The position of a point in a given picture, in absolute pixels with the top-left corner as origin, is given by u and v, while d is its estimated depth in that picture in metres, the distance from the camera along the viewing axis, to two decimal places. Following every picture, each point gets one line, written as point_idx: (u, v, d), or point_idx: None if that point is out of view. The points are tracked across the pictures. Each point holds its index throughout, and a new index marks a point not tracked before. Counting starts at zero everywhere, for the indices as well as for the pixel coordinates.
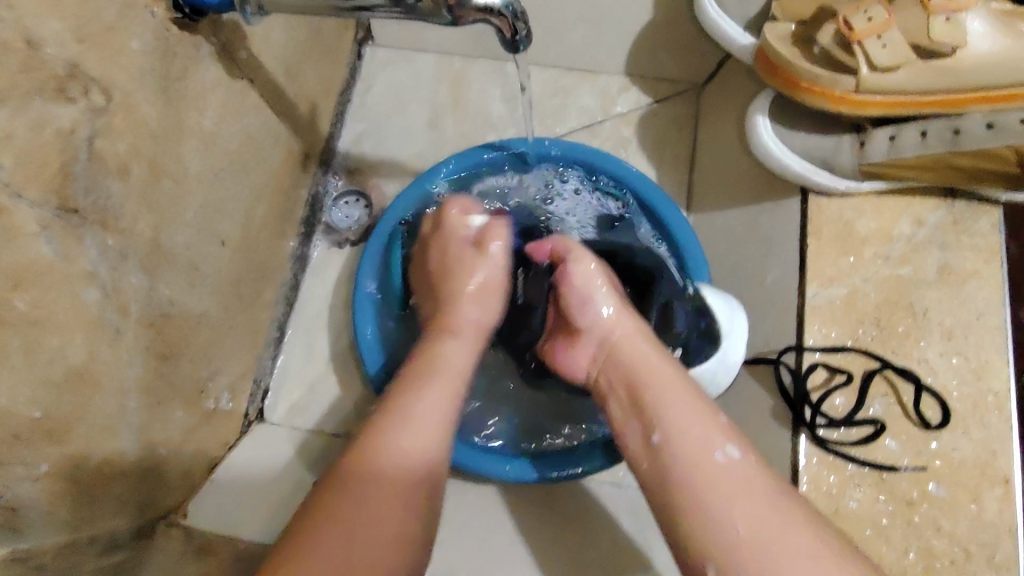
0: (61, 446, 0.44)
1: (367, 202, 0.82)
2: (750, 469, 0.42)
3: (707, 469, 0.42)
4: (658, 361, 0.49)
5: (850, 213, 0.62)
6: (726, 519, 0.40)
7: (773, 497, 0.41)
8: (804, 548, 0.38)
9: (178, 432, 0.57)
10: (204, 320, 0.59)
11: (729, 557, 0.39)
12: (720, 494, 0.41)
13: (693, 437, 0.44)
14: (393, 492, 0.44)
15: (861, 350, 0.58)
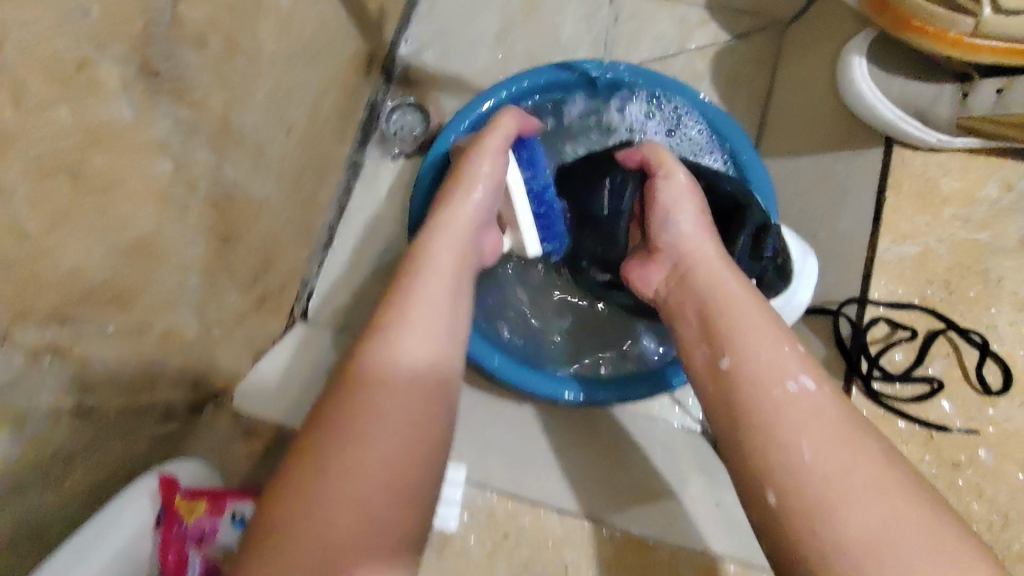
0: (130, 309, 0.43)
1: (425, 114, 0.79)
2: (823, 400, 0.41)
3: (777, 394, 0.41)
4: (734, 285, 0.48)
5: (933, 171, 0.59)
6: (791, 443, 0.39)
7: (843, 430, 0.39)
8: (871, 481, 0.37)
9: (233, 315, 0.58)
10: (265, 207, 0.59)
11: (793, 484, 0.38)
12: (793, 420, 0.40)
13: (766, 360, 0.43)
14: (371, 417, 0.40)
15: (927, 308, 0.56)
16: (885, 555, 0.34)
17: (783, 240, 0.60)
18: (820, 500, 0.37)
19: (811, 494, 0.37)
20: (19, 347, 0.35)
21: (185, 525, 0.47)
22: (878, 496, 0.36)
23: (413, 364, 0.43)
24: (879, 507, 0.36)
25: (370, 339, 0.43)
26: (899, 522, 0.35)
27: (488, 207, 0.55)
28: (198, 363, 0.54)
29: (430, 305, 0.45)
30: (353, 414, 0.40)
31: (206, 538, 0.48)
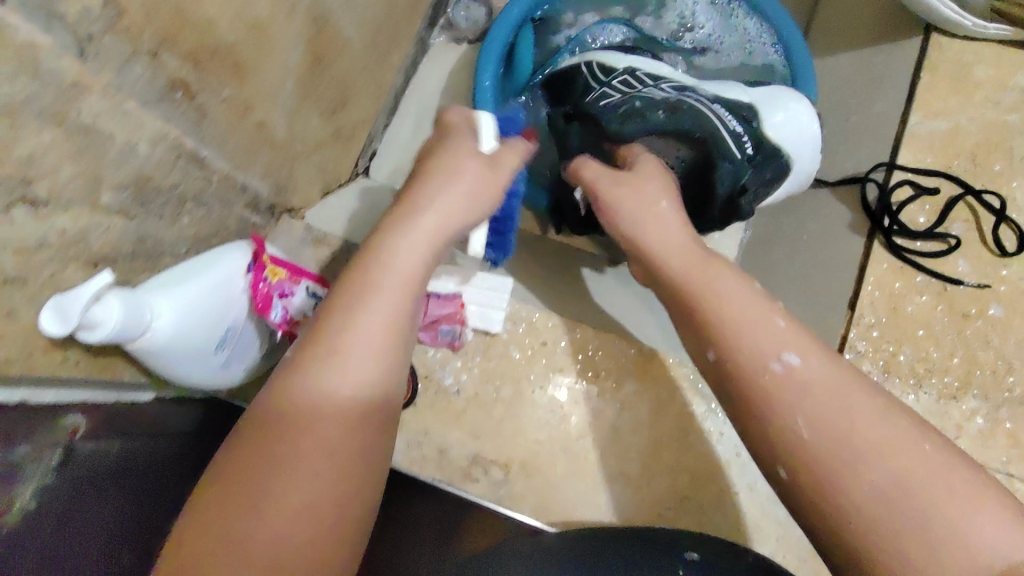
0: (238, 83, 0.49)
1: (487, 6, 0.85)
2: (810, 375, 0.40)
3: (767, 380, 0.41)
4: (717, 280, 0.46)
5: (969, 57, 0.63)
6: (788, 424, 0.39)
7: (831, 386, 0.40)
8: (875, 448, 0.37)
9: (311, 141, 0.63)
10: (348, 47, 0.64)
11: (801, 459, 0.39)
12: (806, 398, 0.40)
13: (749, 348, 0.42)
14: (318, 454, 0.36)
15: (951, 176, 0.60)
16: (898, 500, 0.36)
17: (775, 148, 0.56)
18: (827, 460, 0.38)
19: (815, 462, 0.38)
20: (163, 71, 0.41)
21: (269, 280, 0.52)
22: (879, 454, 0.37)
23: (351, 400, 0.38)
24: (882, 456, 0.37)
25: (291, 374, 0.38)
26: (900, 475, 0.36)
27: (476, 199, 0.47)
28: (281, 171, 0.60)
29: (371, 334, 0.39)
30: (304, 443, 0.36)
31: (287, 297, 0.53)
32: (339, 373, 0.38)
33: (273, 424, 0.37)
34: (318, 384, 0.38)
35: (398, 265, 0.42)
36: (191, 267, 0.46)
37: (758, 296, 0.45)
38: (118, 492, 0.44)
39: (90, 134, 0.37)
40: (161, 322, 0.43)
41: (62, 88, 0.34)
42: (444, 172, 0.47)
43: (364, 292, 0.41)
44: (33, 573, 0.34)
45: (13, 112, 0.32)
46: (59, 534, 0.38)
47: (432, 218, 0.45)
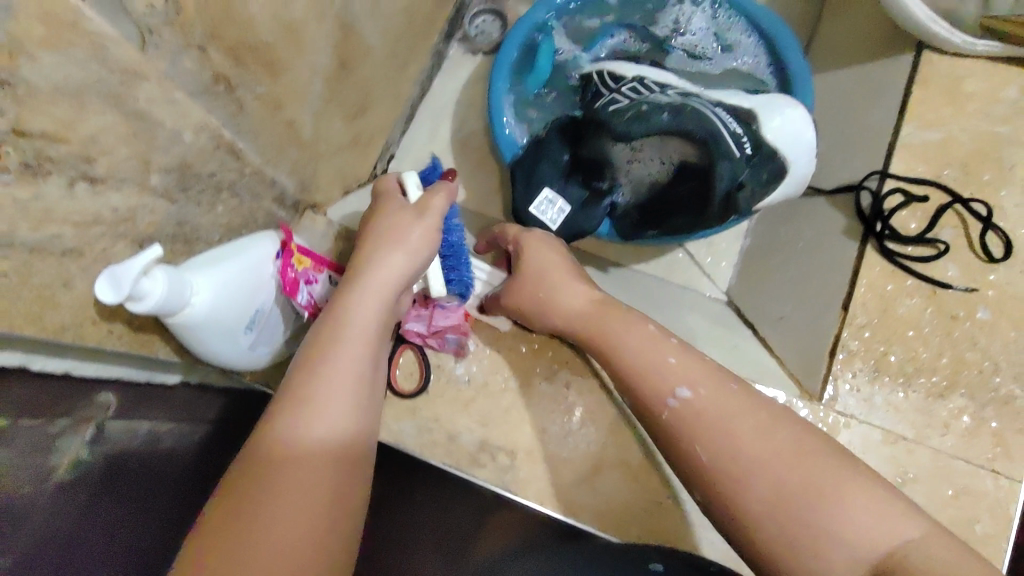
0: (269, 81, 0.52)
1: (503, 21, 0.90)
2: (703, 403, 0.48)
3: (666, 416, 0.49)
4: (630, 332, 0.55)
5: (960, 72, 0.66)
6: (692, 452, 0.47)
7: (724, 409, 0.47)
8: (773, 458, 0.43)
9: (334, 142, 0.67)
10: (371, 55, 0.68)
11: (724, 483, 0.44)
12: (714, 431, 0.46)
13: (636, 354, 0.53)
14: (309, 476, 0.40)
15: (941, 185, 0.63)
16: (787, 510, 0.41)
17: (774, 150, 0.59)
18: (732, 477, 0.44)
19: (720, 483, 0.44)
20: (209, 65, 0.45)
21: (296, 267, 0.56)
22: (778, 468, 0.43)
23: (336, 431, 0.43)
24: (786, 476, 0.42)
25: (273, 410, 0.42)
26: (798, 491, 0.41)
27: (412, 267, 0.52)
28: (306, 168, 0.63)
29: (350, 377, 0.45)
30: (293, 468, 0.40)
31: (311, 284, 0.57)
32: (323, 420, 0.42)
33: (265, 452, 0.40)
34: (305, 414, 0.42)
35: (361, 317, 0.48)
36: (225, 251, 0.50)
37: (653, 334, 0.54)
38: (149, 476, 0.46)
39: (143, 119, 0.41)
40: (199, 303, 0.46)
41: (123, 75, 0.38)
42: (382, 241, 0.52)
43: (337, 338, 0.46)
44: (80, 517, 0.38)
45: (82, 93, 0.36)
46: (90, 514, 0.39)
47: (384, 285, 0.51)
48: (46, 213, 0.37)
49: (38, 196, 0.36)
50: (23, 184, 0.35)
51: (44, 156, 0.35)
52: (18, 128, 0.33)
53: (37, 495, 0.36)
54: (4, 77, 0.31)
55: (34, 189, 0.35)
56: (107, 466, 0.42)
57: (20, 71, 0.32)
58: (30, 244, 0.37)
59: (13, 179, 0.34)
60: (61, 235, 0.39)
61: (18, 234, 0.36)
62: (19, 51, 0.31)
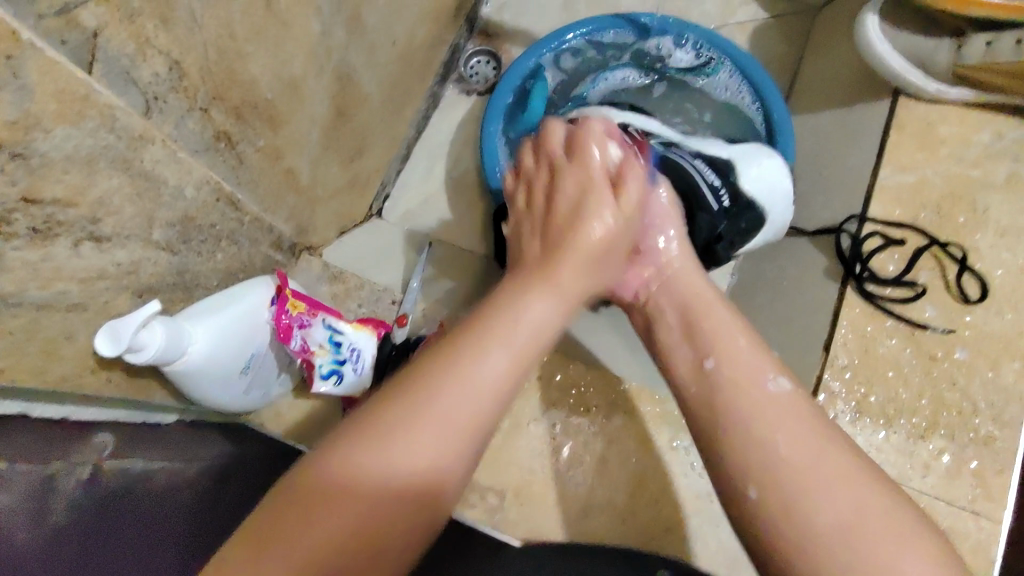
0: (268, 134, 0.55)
1: (497, 64, 0.93)
2: (797, 400, 0.45)
3: (758, 395, 0.45)
4: (720, 314, 0.51)
5: (935, 118, 0.68)
6: (768, 444, 0.42)
7: (817, 423, 0.44)
8: (842, 476, 0.40)
9: (331, 184, 0.69)
10: (368, 100, 0.70)
11: (772, 479, 0.41)
12: (767, 419, 0.43)
13: (743, 368, 0.47)
14: (367, 517, 0.34)
15: (918, 228, 0.65)
16: (856, 542, 0.37)
17: (753, 199, 0.61)
18: (794, 485, 0.40)
19: (787, 483, 0.40)
20: (212, 124, 0.48)
21: (290, 313, 0.56)
22: (843, 491, 0.39)
23: (416, 472, 0.36)
24: (848, 496, 0.39)
25: (344, 436, 0.36)
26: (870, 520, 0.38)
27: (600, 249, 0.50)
28: (304, 212, 0.66)
29: (488, 380, 0.40)
30: (349, 501, 0.34)
31: (305, 328, 0.57)
32: (426, 430, 0.37)
33: (325, 477, 0.34)
34: (393, 445, 0.36)
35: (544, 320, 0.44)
36: (222, 300, 0.52)
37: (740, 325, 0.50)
38: (137, 512, 0.45)
39: (148, 179, 0.44)
40: (195, 352, 0.48)
41: (129, 140, 0.41)
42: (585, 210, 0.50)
43: (460, 370, 0.40)
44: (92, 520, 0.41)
45: (92, 160, 0.39)
46: (90, 544, 0.40)
47: (572, 280, 0.48)
48: (54, 273, 0.39)
49: (47, 257, 0.38)
50: (34, 248, 0.37)
51: (54, 221, 0.38)
52: (32, 196, 0.35)
53: (36, 536, 0.37)
54: (21, 151, 0.33)
55: (44, 252, 0.38)
56: (97, 499, 0.43)
57: (35, 144, 0.34)
58: (39, 302, 0.39)
59: (24, 243, 0.36)
60: (67, 292, 0.41)
61: (27, 293, 0.38)
62: (36, 126, 0.34)
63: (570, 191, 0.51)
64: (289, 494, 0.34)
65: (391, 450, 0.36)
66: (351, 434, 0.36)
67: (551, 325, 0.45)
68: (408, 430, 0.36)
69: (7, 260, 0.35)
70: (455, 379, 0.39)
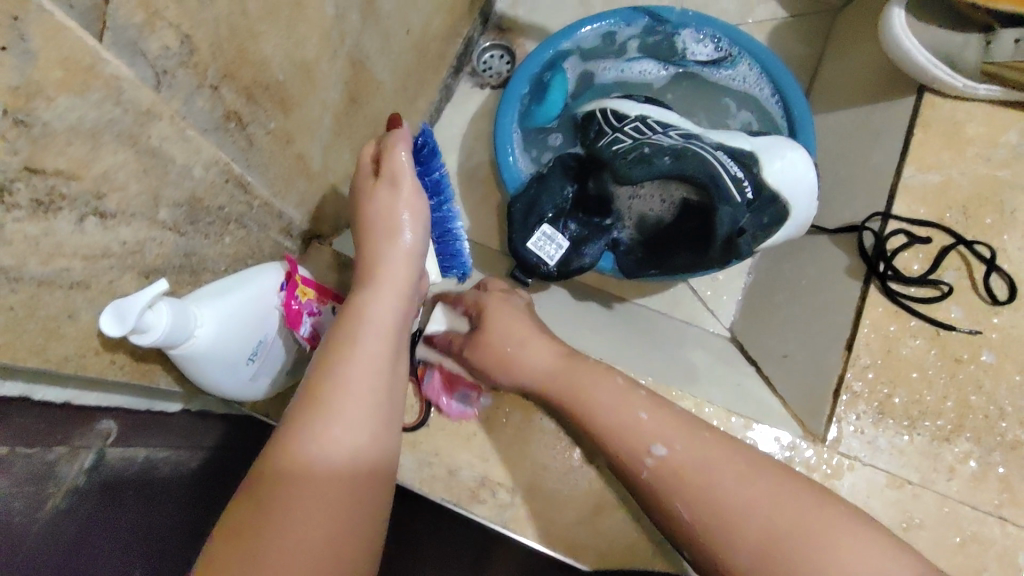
0: (277, 118, 0.54)
1: (510, 59, 0.92)
2: (681, 456, 0.49)
3: (649, 467, 0.50)
4: (612, 400, 0.54)
5: (961, 116, 0.66)
6: (675, 508, 0.48)
7: (695, 464, 0.49)
8: (747, 500, 0.46)
9: (343, 173, 0.68)
10: (381, 88, 0.69)
11: (695, 543, 0.47)
12: (670, 484, 0.48)
13: (632, 445, 0.51)
14: (320, 509, 0.40)
15: (944, 227, 0.63)
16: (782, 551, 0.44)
17: (776, 191, 0.60)
18: (716, 537, 0.46)
19: (710, 531, 0.46)
20: (219, 103, 0.47)
21: (300, 299, 0.55)
22: (747, 514, 0.45)
23: (346, 451, 0.42)
24: (757, 519, 0.45)
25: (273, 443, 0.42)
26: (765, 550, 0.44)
27: (416, 253, 0.55)
28: (314, 199, 0.64)
29: (372, 350, 0.47)
30: (294, 496, 0.39)
31: (313, 315, 0.56)
32: (350, 408, 0.43)
33: (270, 472, 0.40)
34: (311, 436, 0.42)
35: (374, 310, 0.50)
36: (230, 282, 0.50)
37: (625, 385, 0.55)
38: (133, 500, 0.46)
39: (154, 155, 0.43)
40: (197, 339, 0.46)
41: (136, 115, 0.40)
42: (387, 228, 0.55)
43: (345, 359, 0.46)
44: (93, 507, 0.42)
45: (97, 132, 0.38)
46: (88, 528, 0.41)
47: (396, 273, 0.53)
48: (55, 248, 0.38)
49: (49, 232, 0.37)
50: (36, 220, 0.36)
51: (57, 193, 0.36)
52: (33, 165, 0.34)
53: (29, 525, 0.36)
54: (23, 118, 0.32)
55: (45, 226, 0.37)
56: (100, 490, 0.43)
57: (38, 112, 0.33)
58: (39, 278, 0.38)
59: (25, 215, 0.35)
60: (69, 269, 0.40)
61: (28, 268, 0.37)
62: (37, 93, 0.33)
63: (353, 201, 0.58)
64: (248, 507, 0.39)
65: (306, 443, 0.41)
66: (287, 449, 0.41)
67: (400, 306, 0.52)
68: (322, 416, 0.42)
69: (8, 231, 0.34)
70: (339, 361, 0.45)
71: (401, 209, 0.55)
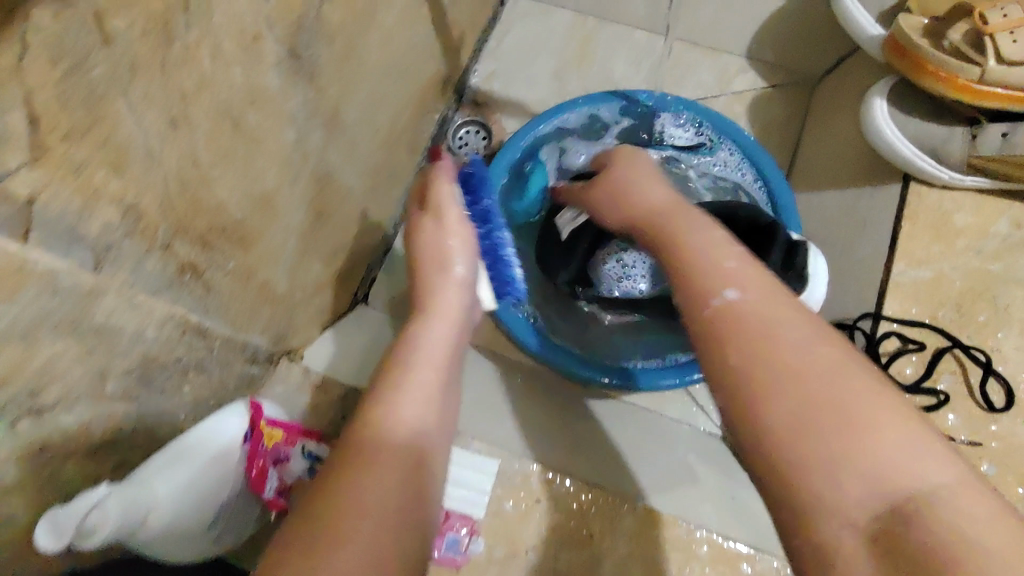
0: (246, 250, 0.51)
1: (487, 134, 0.89)
2: (759, 305, 0.36)
3: (710, 307, 0.36)
4: (701, 237, 0.43)
5: (949, 205, 0.65)
6: (749, 349, 0.34)
7: (769, 324, 0.34)
8: (834, 362, 0.32)
9: (312, 284, 0.65)
10: (349, 194, 0.67)
11: (746, 405, 0.32)
12: (752, 328, 0.34)
13: (713, 274, 0.38)
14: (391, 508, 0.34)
15: (936, 327, 0.61)
16: (838, 420, 0.30)
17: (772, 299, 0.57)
18: (758, 394, 0.32)
19: (758, 378, 0.33)
20: (175, 259, 0.43)
21: (265, 448, 0.53)
22: (810, 380, 0.32)
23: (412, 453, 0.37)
24: (807, 388, 0.31)
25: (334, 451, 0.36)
26: (814, 419, 0.30)
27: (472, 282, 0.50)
28: (281, 320, 0.61)
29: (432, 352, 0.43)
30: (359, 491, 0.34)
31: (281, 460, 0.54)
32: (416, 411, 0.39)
33: (331, 474, 0.35)
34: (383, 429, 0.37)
35: (432, 336, 0.44)
36: (188, 445, 0.47)
37: (722, 238, 0.42)
38: None
39: (102, 333, 0.39)
40: (153, 524, 0.43)
41: (77, 299, 0.36)
42: (436, 257, 0.50)
43: (403, 367, 0.41)
44: None
45: (30, 332, 0.34)
46: None
47: (448, 301, 0.48)
48: None
49: None
50: None
51: None
52: None
53: None
54: None
55: None
56: None
57: None
58: None
59: None
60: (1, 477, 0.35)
61: None
62: None
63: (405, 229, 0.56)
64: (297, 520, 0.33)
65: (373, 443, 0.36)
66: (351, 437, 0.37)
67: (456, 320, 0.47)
68: (392, 406, 0.38)
69: None
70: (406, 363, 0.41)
71: (448, 237, 0.51)
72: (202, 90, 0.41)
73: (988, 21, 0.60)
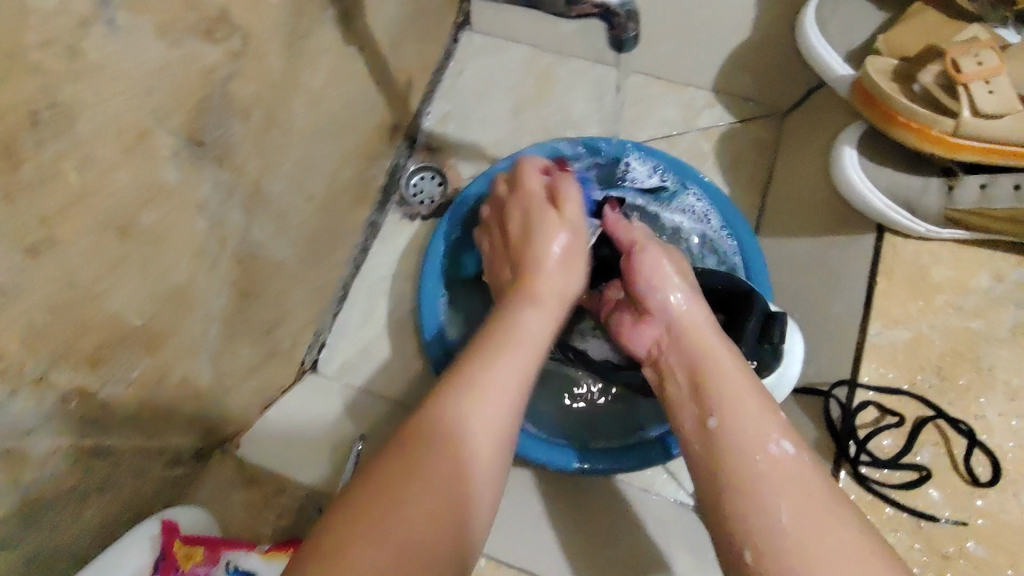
0: (152, 356, 0.46)
1: (443, 180, 0.84)
2: (803, 463, 0.39)
3: (761, 458, 0.39)
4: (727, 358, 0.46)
5: (926, 259, 0.61)
6: (768, 504, 0.38)
7: (801, 543, 0.36)
8: (847, 539, 0.36)
9: (244, 366, 0.60)
10: (282, 267, 0.62)
11: (766, 538, 0.37)
12: (773, 478, 0.39)
13: (748, 431, 0.40)
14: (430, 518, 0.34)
15: (916, 395, 0.57)
16: None
17: None
18: (791, 562, 0.36)
19: (780, 552, 0.36)
20: (54, 388, 0.37)
21: (181, 569, 0.49)
22: (818, 561, 0.35)
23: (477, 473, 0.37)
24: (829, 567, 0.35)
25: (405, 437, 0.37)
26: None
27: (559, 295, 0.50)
28: (207, 414, 0.56)
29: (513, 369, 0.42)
30: (413, 499, 0.34)
31: None
32: (485, 430, 0.38)
33: (387, 469, 0.35)
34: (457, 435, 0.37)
35: (531, 327, 0.45)
36: None
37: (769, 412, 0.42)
38: None
39: None
40: None
41: None
42: (543, 235, 0.53)
43: (493, 361, 0.41)
44: None
45: None
46: None
47: (548, 290, 0.49)
48: None
49: None
50: None
51: None
52: None
53: None
54: None
55: None
56: None
57: None
58: None
59: None
60: None
61: None
62: None
63: (518, 219, 0.57)
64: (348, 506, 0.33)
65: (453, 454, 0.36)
66: (440, 416, 0.37)
67: (544, 333, 0.46)
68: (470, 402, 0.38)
69: None
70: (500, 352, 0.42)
71: (553, 240, 0.53)
72: (71, 205, 0.35)
73: (962, 69, 0.56)
